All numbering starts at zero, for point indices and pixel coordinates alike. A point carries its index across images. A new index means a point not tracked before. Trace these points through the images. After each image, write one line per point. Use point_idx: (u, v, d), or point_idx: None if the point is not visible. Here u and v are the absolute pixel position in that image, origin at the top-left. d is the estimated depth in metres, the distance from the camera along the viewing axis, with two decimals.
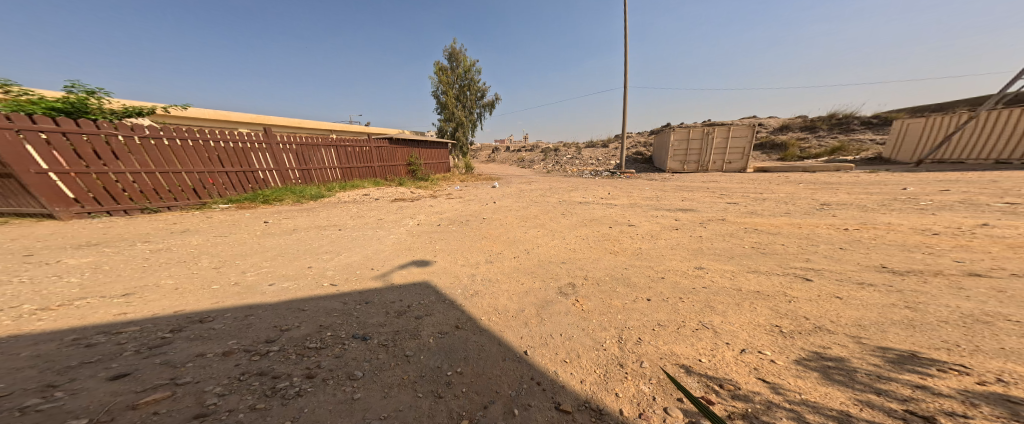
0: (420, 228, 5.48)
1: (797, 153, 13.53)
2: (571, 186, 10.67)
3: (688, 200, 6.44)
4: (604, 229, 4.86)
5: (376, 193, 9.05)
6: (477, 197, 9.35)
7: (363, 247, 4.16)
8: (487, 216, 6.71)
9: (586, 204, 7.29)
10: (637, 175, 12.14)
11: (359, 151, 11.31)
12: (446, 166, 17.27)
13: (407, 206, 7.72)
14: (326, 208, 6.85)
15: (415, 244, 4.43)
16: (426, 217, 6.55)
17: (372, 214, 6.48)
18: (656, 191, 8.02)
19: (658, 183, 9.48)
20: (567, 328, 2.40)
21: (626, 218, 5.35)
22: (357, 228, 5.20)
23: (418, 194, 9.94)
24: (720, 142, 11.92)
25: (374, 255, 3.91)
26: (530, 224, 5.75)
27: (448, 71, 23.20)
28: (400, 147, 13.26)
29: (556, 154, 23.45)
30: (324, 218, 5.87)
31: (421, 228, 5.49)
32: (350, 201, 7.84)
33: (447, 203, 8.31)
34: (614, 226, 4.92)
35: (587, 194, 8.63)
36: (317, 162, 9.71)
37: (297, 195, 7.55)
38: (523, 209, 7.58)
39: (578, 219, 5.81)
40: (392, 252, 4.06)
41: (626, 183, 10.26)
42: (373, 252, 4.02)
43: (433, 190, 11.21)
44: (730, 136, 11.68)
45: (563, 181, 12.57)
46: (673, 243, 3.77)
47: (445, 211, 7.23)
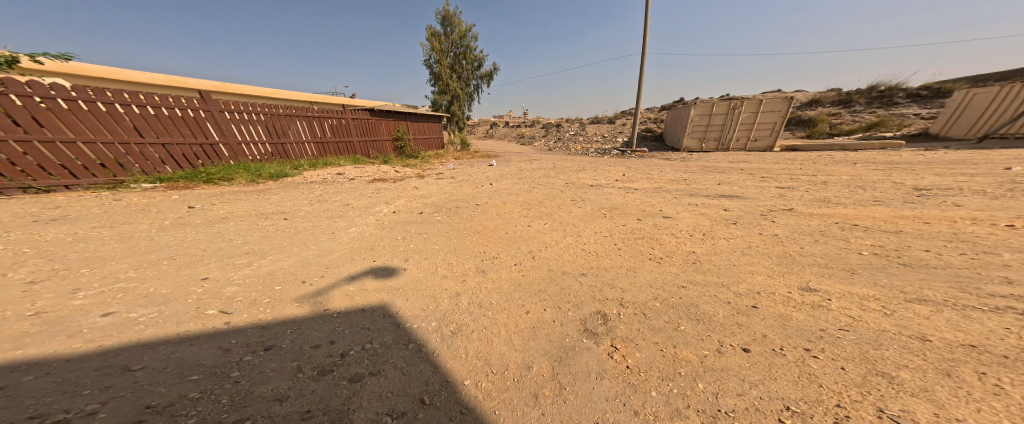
0: (394, 217, 4.33)
1: (828, 130, 12.19)
2: (578, 165, 9.39)
3: (727, 183, 5.27)
4: (631, 221, 3.74)
5: (352, 172, 7.79)
6: (470, 179, 8.09)
7: (304, 246, 3.02)
8: (481, 201, 5.54)
9: (599, 188, 6.12)
10: (651, 154, 10.85)
11: (335, 123, 9.79)
12: (439, 143, 15.75)
13: (386, 188, 6.50)
14: (284, 190, 5.64)
15: (381, 243, 3.30)
16: (405, 202, 5.36)
17: (338, 198, 5.27)
18: (681, 172, 6.81)
19: (679, 163, 8.26)
20: (616, 412, 1.33)
21: (656, 206, 4.21)
22: (311, 216, 4.04)
23: (403, 173, 8.66)
24: (748, 118, 10.49)
25: (315, 259, 2.79)
26: (533, 214, 4.61)
27: (441, 37, 20.77)
28: (385, 120, 11.70)
29: (558, 130, 21.73)
30: (275, 202, 4.68)
31: (396, 217, 4.34)
32: (318, 182, 6.61)
33: (434, 185, 7.09)
34: (644, 218, 3.79)
35: (599, 175, 7.39)
36: (282, 135, 8.25)
37: (252, 174, 6.31)
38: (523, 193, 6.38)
39: (593, 207, 4.66)
40: (343, 255, 2.93)
41: (640, 163, 8.99)
42: (315, 254, 2.88)
43: (422, 169, 9.92)
44: (761, 111, 10.22)
45: (568, 160, 11.26)
46: (738, 245, 2.66)
47: (429, 195, 6.03)
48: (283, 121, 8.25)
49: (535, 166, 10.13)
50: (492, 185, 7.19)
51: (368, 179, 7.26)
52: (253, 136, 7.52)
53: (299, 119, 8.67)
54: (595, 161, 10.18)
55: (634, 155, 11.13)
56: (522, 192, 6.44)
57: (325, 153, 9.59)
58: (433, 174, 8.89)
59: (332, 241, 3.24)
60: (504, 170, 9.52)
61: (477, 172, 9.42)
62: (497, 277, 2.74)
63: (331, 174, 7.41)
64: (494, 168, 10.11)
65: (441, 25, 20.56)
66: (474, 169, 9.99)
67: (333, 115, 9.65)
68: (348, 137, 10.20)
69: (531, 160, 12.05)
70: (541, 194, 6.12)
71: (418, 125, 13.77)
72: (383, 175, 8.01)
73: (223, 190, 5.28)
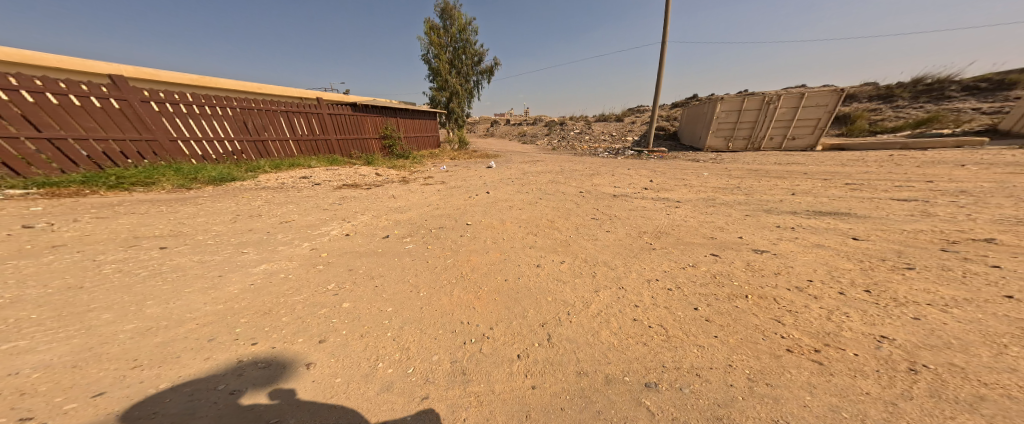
0: (339, 250, 2.96)
1: (868, 127, 10.82)
2: (590, 169, 8.08)
3: (800, 192, 3.97)
4: (704, 265, 2.35)
5: (320, 175, 6.47)
6: (463, 185, 6.79)
7: (122, 322, 1.65)
8: (474, 217, 4.26)
9: (624, 199, 4.79)
10: (672, 155, 9.57)
11: (310, 118, 8.34)
12: (434, 142, 14.48)
13: (355, 196, 5.20)
14: (216, 198, 4.35)
15: (283, 307, 2.04)
16: (370, 219, 4.02)
17: (279, 212, 3.95)
18: (723, 178, 5.47)
19: (713, 165, 6.97)
20: None
21: (728, 233, 2.85)
22: (216, 243, 2.75)
23: (385, 176, 7.35)
24: (785, 114, 9.14)
25: (100, 361, 1.38)
26: (543, 244, 3.26)
27: (439, 31, 19.53)
28: (372, 116, 10.35)
29: (562, 129, 20.42)
30: (183, 217, 3.38)
31: (342, 250, 2.97)
32: (272, 188, 5.30)
33: (417, 193, 5.78)
34: (720, 257, 2.41)
35: (619, 182, 6.06)
36: (240, 131, 6.75)
37: (184, 177, 4.97)
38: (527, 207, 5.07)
39: (629, 232, 3.28)
40: (174, 349, 1.52)
41: (664, 166, 7.67)
42: (122, 338, 1.54)
43: (411, 171, 8.64)
44: (801, 106, 8.85)
45: (577, 162, 9.95)
46: (987, 333, 1.30)
47: (406, 207, 4.74)
48: (242, 116, 6.77)
49: (540, 169, 8.84)
50: (489, 193, 5.88)
51: (339, 184, 5.96)
52: (200, 132, 6.00)
53: (263, 113, 7.20)
54: (608, 163, 8.88)
55: (652, 155, 9.81)
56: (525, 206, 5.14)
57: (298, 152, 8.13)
58: (422, 177, 7.62)
59: (196, 309, 1.87)
60: (503, 175, 8.21)
61: (473, 175, 8.12)
62: (490, 397, 1.41)
63: (293, 179, 6.11)
64: (493, 171, 8.83)
65: (439, 18, 19.32)
66: (469, 172, 8.69)
67: (307, 110, 8.19)
68: (325, 134, 8.76)
69: (535, 162, 10.72)
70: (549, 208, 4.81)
71: (409, 122, 12.39)
72: (359, 178, 6.69)
73: (127, 199, 3.94)
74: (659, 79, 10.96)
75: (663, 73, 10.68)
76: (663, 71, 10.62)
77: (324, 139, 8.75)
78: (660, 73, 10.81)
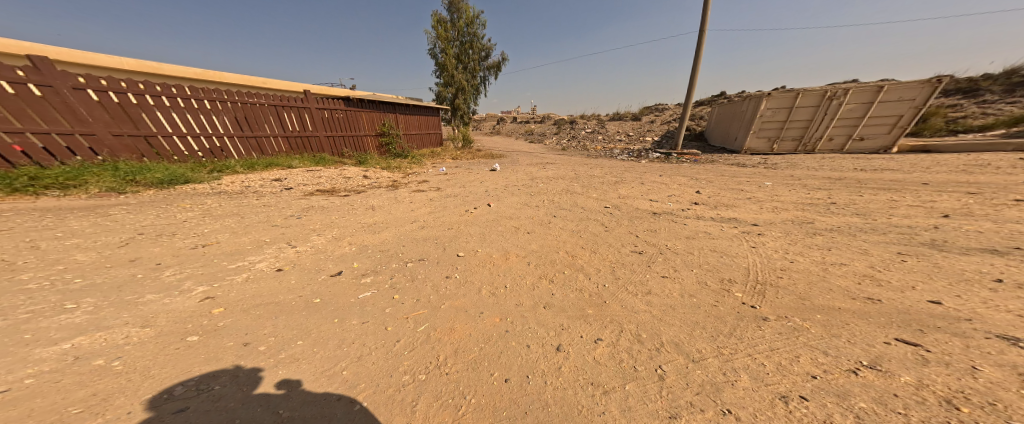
0: (247, 312, 1.91)
1: (945, 126, 9.06)
2: (611, 174, 6.86)
3: (943, 214, 2.68)
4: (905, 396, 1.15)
5: (297, 178, 5.54)
6: (461, 193, 5.71)
7: None
8: (466, 244, 3.24)
9: (671, 219, 3.55)
10: (705, 157, 8.24)
11: (296, 113, 7.39)
12: (437, 140, 13.60)
13: (326, 206, 4.20)
14: (146, 206, 3.45)
15: None
16: (327, 246, 2.97)
17: (206, 230, 2.95)
18: (796, 189, 4.15)
19: (767, 172, 5.64)
20: None
21: (899, 306, 1.61)
22: (48, 285, 1.75)
23: (374, 179, 6.37)
24: (855, 110, 7.52)
25: None
26: (565, 308, 2.16)
27: (447, 25, 18.70)
28: (369, 112, 9.42)
29: (574, 128, 19.12)
30: (60, 234, 2.44)
31: (251, 312, 1.93)
32: (230, 193, 4.38)
33: (404, 203, 4.73)
34: (924, 376, 1.21)
35: (652, 194, 4.84)
36: (209, 126, 5.82)
37: (121, 179, 4.07)
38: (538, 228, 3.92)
39: (703, 293, 2.08)
40: None
41: (702, 172, 6.36)
42: None
43: (405, 173, 7.68)
44: (879, 101, 7.21)
45: (594, 165, 8.72)
46: None
47: (384, 226, 3.68)
48: (211, 108, 5.82)
49: (552, 175, 7.70)
50: (490, 205, 4.79)
51: (314, 189, 4.99)
52: (157, 126, 5.09)
53: (239, 107, 6.26)
54: (632, 167, 7.61)
55: (682, 158, 8.49)
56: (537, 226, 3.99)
57: (281, 151, 7.17)
58: (415, 181, 6.64)
59: None
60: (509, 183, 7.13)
61: (475, 180, 7.06)
62: None
63: (264, 182, 5.18)
64: (497, 175, 7.75)
65: (447, 11, 18.44)
66: (471, 176, 7.64)
67: (292, 103, 7.24)
68: (312, 131, 7.81)
69: (545, 164, 9.56)
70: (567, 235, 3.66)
71: (409, 120, 11.41)
72: (342, 181, 5.73)
73: (30, 206, 3.08)
74: (693, 71, 9.52)
75: (699, 62, 9.22)
76: (699, 60, 9.17)
77: (312, 136, 7.80)
78: (695, 63, 9.37)
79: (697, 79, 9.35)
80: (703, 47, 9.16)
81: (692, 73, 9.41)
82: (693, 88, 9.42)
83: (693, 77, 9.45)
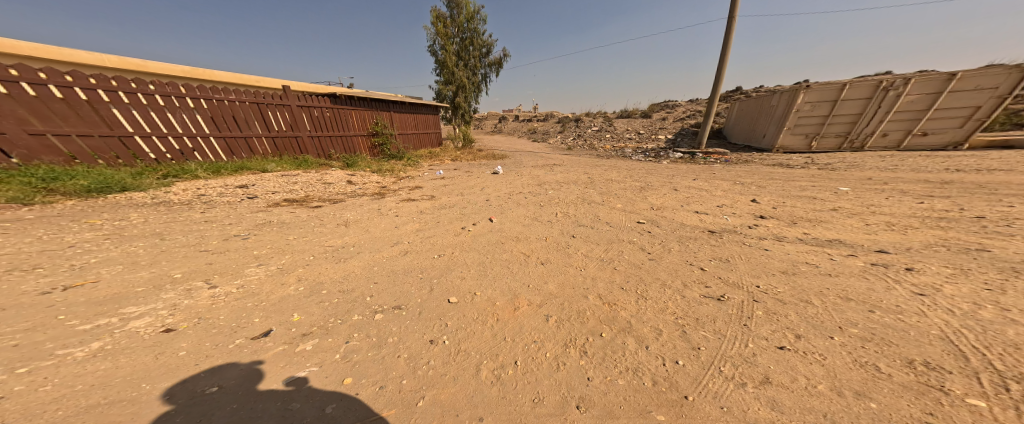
0: None
1: (1007, 119, 8.00)
2: (632, 178, 5.93)
3: None
4: None
5: (268, 184, 4.59)
6: (459, 204, 4.84)
7: None
8: (459, 284, 2.44)
9: (745, 243, 2.61)
10: (735, 157, 7.31)
11: (274, 110, 6.53)
12: (435, 139, 12.83)
13: (287, 219, 3.30)
14: (44, 224, 2.47)
15: None
16: (263, 285, 2.07)
17: (93, 259, 2.03)
18: (895, 197, 3.18)
19: (824, 173, 4.71)
20: None
21: None
22: None
23: (360, 185, 5.50)
24: (920, 102, 6.52)
25: None
26: (615, 410, 1.29)
27: (447, 20, 18.07)
28: (360, 110, 8.61)
29: (579, 126, 18.20)
30: None
31: None
32: (180, 202, 3.35)
33: (388, 217, 3.84)
34: None
35: (695, 204, 3.91)
36: (164, 125, 5.00)
37: (31, 188, 3.07)
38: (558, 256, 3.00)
39: (906, 402, 1.11)
40: None
41: (742, 174, 5.40)
42: None
43: (398, 177, 6.88)
44: (949, 91, 6.25)
45: (608, 167, 7.79)
46: None
47: (353, 251, 2.78)
48: (166, 104, 5.00)
49: (563, 180, 6.82)
50: (493, 221, 3.94)
51: (283, 197, 4.11)
52: (92, 124, 4.29)
53: (202, 103, 5.41)
54: (654, 169, 6.67)
55: (708, 157, 7.55)
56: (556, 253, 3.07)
57: (257, 153, 6.32)
58: (407, 188, 5.83)
59: None
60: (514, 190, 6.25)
61: (475, 187, 6.17)
62: None
63: (228, 190, 4.09)
64: (501, 180, 6.86)
65: (446, 7, 17.78)
66: (471, 182, 6.76)
67: (268, 99, 6.40)
68: (294, 131, 6.96)
69: (552, 166, 8.66)
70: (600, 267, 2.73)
71: (404, 119, 10.58)
72: (320, 188, 4.86)
73: None
74: (720, 60, 8.55)
75: (728, 50, 8.25)
76: (728, 48, 8.21)
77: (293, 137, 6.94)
78: (723, 52, 8.40)
79: (725, 69, 8.37)
80: (733, 33, 8.20)
81: (720, 62, 8.44)
82: (720, 79, 8.45)
83: (720, 67, 8.48)
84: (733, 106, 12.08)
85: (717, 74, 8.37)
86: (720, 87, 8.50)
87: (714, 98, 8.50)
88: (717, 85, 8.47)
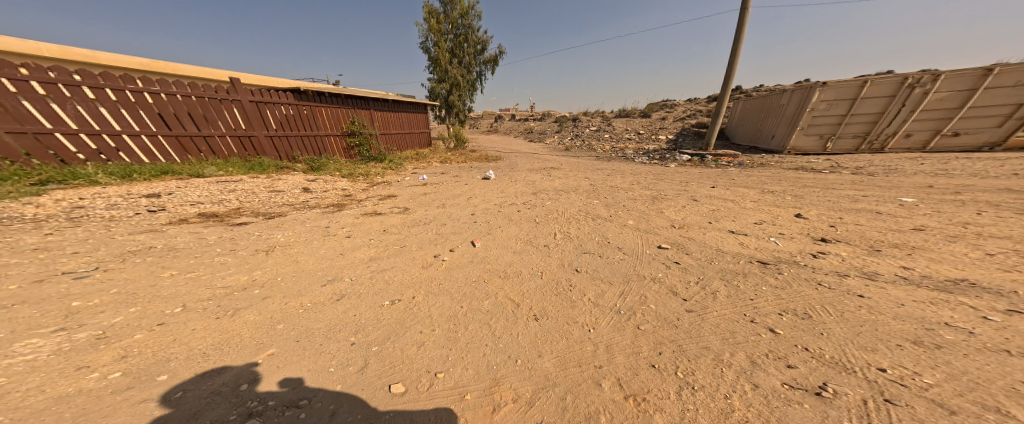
0: None
1: None
2: (639, 186, 5.17)
3: None
4: None
5: (192, 192, 3.68)
6: (435, 220, 3.99)
7: None
8: (410, 360, 1.64)
9: (819, 285, 1.82)
10: (748, 160, 6.68)
11: (217, 104, 5.43)
12: (423, 140, 11.96)
13: (182, 243, 2.42)
14: None
15: None
16: (30, 376, 1.18)
17: None
18: (990, 211, 2.47)
19: (866, 179, 4.04)
20: None
21: None
22: None
23: (318, 194, 4.61)
24: (951, 99, 5.97)
25: None
26: None
27: (439, 16, 17.38)
28: (333, 108, 7.64)
29: (577, 126, 17.56)
30: None
31: None
32: (34, 219, 2.46)
33: (334, 241, 2.95)
34: None
35: (722, 222, 3.16)
36: (46, 119, 3.99)
37: None
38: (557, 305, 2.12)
39: None
40: None
41: (767, 180, 4.70)
42: None
43: (372, 183, 6.02)
44: (985, 87, 5.71)
45: (610, 172, 7.04)
46: None
47: (248, 301, 1.91)
48: (50, 94, 4.00)
49: (560, 189, 6.05)
50: (475, 245, 3.17)
51: (202, 210, 3.20)
52: None
53: (111, 93, 4.40)
54: (662, 174, 5.95)
55: (718, 160, 6.91)
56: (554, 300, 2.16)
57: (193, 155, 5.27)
58: (380, 196, 4.98)
59: None
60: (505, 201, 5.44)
61: (458, 197, 5.33)
62: None
63: (126, 200, 3.18)
64: (490, 188, 6.04)
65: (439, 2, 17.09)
66: (455, 190, 5.92)
67: (208, 90, 5.33)
68: (246, 130, 5.90)
69: (549, 170, 7.89)
70: (615, 323, 1.90)
71: (386, 118, 9.60)
72: (262, 197, 3.97)
73: None
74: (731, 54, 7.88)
75: (740, 43, 7.59)
76: (740, 41, 7.54)
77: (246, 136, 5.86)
78: (734, 46, 7.74)
79: (737, 64, 7.69)
80: (746, 25, 7.55)
81: (731, 56, 7.77)
82: (731, 74, 7.76)
83: (731, 62, 7.80)
84: (737, 106, 11.52)
85: (728, 69, 7.69)
86: (732, 83, 7.80)
87: (725, 95, 7.80)
88: (728, 81, 7.77)
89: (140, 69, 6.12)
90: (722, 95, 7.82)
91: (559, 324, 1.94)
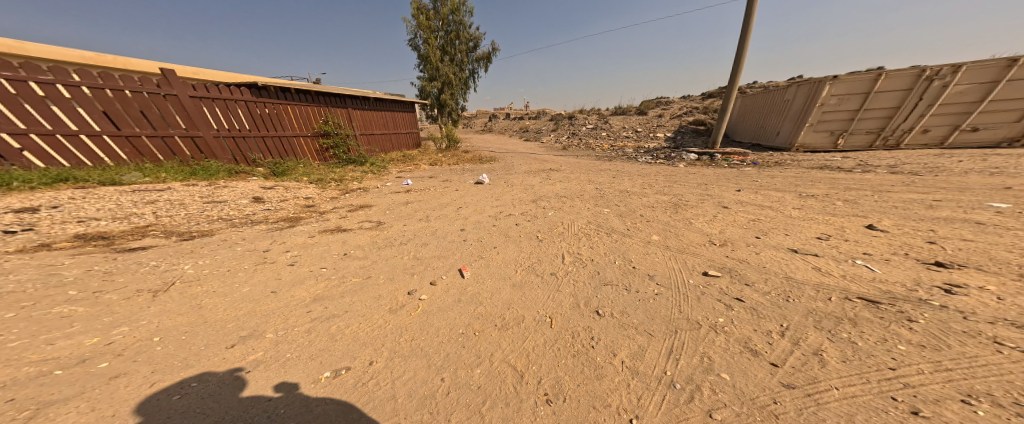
0: None
1: None
2: (653, 191, 4.56)
3: None
4: None
5: (96, 202, 2.80)
6: (414, 240, 3.25)
7: None
8: None
9: (1015, 349, 1.19)
10: (761, 159, 6.21)
11: (146, 99, 4.46)
12: (411, 142, 11.14)
13: (13, 284, 1.60)
14: None
15: None
16: None
17: None
18: None
19: (916, 180, 3.53)
20: None
21: None
22: None
23: (273, 204, 3.78)
24: (972, 92, 5.62)
25: None
26: None
27: (429, 13, 16.71)
28: (303, 105, 6.76)
29: (572, 125, 17.05)
30: None
31: None
32: None
33: (268, 273, 2.18)
34: None
35: (771, 238, 2.55)
36: None
37: None
38: (574, 375, 1.52)
39: None
40: None
41: (797, 181, 4.16)
42: None
43: (346, 189, 5.21)
44: (1008, 80, 5.38)
45: (616, 173, 6.44)
46: None
47: (77, 388, 1.13)
48: None
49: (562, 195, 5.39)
50: (465, 277, 2.55)
51: (91, 229, 2.35)
52: None
53: None
54: (675, 176, 5.36)
55: (729, 160, 6.42)
56: (570, 372, 1.55)
57: (110, 157, 4.26)
58: (353, 206, 4.20)
59: None
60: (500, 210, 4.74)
61: (446, 208, 4.60)
62: None
63: None
64: (483, 196, 5.33)
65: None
66: (443, 198, 5.18)
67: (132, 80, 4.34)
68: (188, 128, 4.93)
69: (548, 172, 7.23)
70: (672, 409, 1.27)
71: (367, 117, 8.73)
72: (192, 208, 3.10)
73: None
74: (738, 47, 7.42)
75: (748, 35, 7.12)
76: (748, 32, 7.08)
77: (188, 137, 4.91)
78: (741, 38, 7.27)
79: (745, 57, 7.23)
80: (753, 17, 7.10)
81: (738, 49, 7.31)
82: (739, 68, 7.29)
83: (738, 55, 7.34)
84: (736, 103, 11.18)
85: (736, 62, 7.21)
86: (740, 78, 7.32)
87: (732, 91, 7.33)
88: (735, 76, 7.29)
89: (63, 58, 5.17)
90: (729, 90, 7.34)
91: (582, 411, 1.32)
